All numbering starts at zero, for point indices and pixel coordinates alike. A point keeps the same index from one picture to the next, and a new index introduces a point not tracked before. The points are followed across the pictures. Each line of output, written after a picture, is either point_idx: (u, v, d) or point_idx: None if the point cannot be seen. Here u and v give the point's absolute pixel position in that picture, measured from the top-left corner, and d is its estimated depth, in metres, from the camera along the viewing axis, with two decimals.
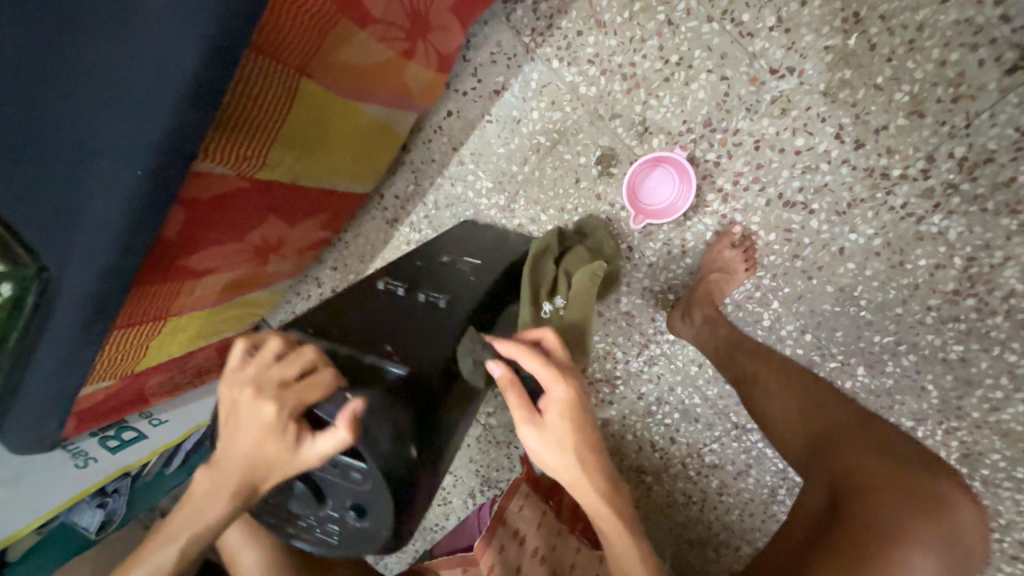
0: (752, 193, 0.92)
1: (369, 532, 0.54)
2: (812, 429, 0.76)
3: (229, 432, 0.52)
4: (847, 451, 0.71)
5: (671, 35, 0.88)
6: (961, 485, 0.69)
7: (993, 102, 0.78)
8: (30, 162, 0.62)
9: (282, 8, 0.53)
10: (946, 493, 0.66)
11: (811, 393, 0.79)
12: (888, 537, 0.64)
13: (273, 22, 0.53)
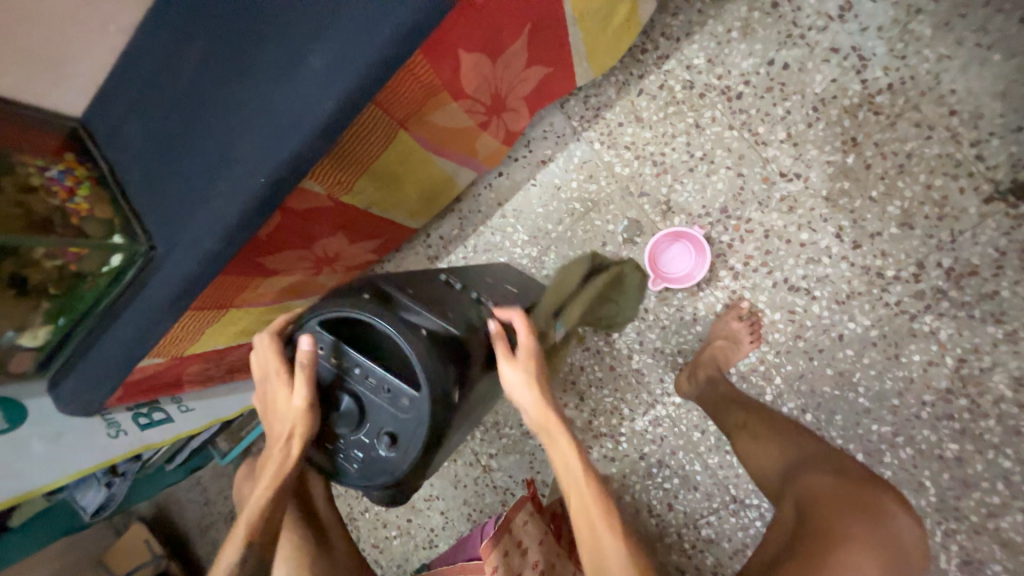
0: (761, 275, 1.02)
1: (394, 460, 0.61)
2: (786, 461, 0.80)
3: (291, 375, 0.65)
4: (813, 475, 0.74)
5: (697, 135, 1.04)
6: (898, 500, 0.72)
7: (974, 224, 0.90)
8: (175, 163, 0.77)
9: (403, 78, 0.69)
10: (886, 504, 0.70)
11: (788, 437, 0.83)
12: (844, 543, 0.64)
13: (394, 86, 0.69)
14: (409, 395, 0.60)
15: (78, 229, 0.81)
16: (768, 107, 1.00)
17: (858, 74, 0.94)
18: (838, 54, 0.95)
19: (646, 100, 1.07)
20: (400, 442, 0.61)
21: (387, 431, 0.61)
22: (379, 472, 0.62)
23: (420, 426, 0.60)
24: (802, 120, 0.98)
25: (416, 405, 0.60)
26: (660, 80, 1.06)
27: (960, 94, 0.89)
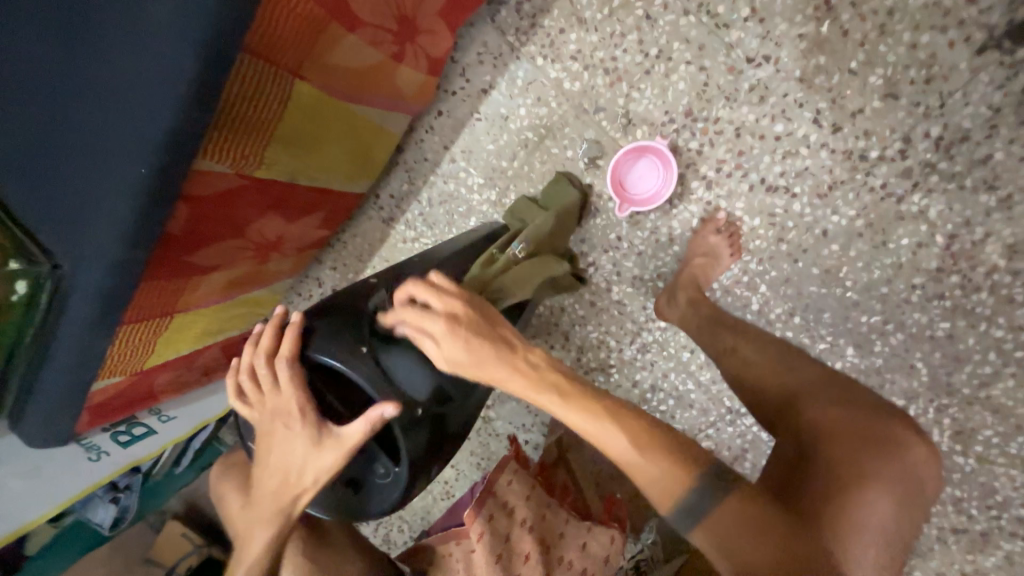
0: (736, 180, 0.94)
1: (362, 504, 0.66)
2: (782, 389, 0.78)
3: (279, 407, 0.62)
4: (811, 407, 0.74)
5: (650, 29, 0.91)
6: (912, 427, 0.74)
7: (965, 81, 0.80)
8: (45, 166, 0.66)
9: (276, 12, 0.57)
10: (897, 435, 0.71)
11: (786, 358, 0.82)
12: (849, 479, 0.66)
13: (269, 25, 0.58)
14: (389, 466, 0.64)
15: None
16: None
17: None
18: None
19: None
20: (365, 494, 0.66)
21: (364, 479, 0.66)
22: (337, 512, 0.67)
23: (393, 491, 0.63)
24: None
25: (395, 479, 0.63)
26: None
27: None
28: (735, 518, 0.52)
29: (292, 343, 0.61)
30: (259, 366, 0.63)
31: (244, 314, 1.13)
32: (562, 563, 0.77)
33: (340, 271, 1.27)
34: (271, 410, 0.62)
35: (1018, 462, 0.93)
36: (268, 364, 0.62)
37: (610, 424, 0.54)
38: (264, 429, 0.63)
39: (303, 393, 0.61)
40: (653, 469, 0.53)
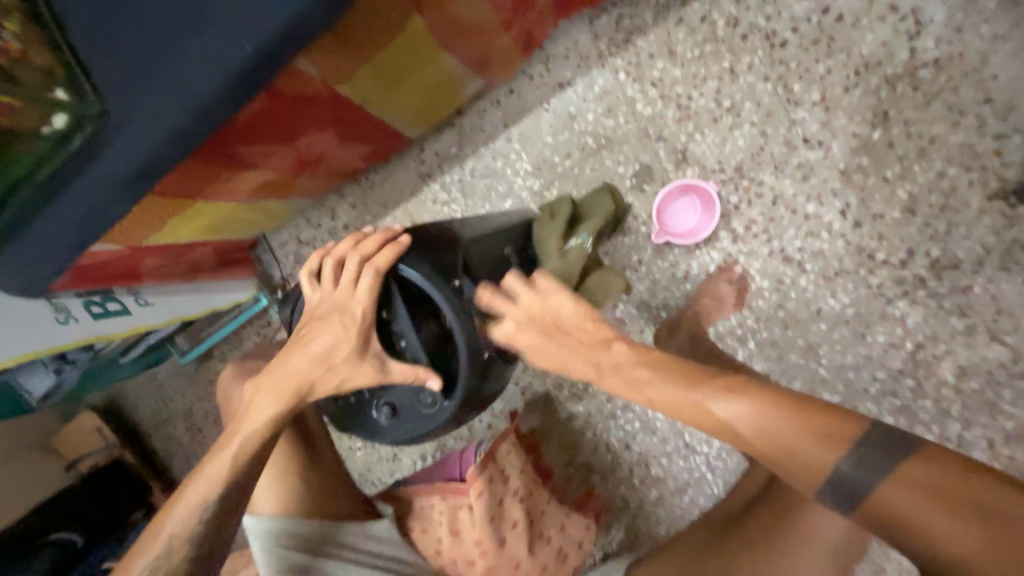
0: (759, 241, 1.02)
1: (392, 426, 0.68)
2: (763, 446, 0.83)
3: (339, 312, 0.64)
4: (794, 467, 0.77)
5: (729, 82, 0.97)
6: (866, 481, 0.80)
7: (971, 219, 0.91)
8: (131, 11, 0.63)
9: None
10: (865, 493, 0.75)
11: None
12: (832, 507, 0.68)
13: None
14: (433, 400, 0.66)
15: (10, 74, 0.67)
16: (809, 63, 0.93)
17: (909, 41, 0.89)
18: (895, 14, 0.88)
19: (684, 33, 0.98)
20: (396, 419, 0.68)
21: (393, 404, 0.68)
22: (366, 424, 0.70)
23: (430, 423, 0.66)
24: (840, 83, 0.93)
25: (435, 413, 0.66)
26: (703, 11, 0.96)
27: (1001, 81, 0.86)
28: (959, 529, 0.46)
29: (386, 259, 0.63)
30: (345, 262, 0.64)
31: (254, 220, 1.10)
32: (542, 538, 0.81)
33: (358, 211, 1.25)
34: (332, 304, 0.65)
35: None
36: (354, 265, 0.64)
37: (815, 425, 0.53)
38: (316, 316, 0.65)
39: (371, 306, 0.64)
40: (870, 477, 0.51)
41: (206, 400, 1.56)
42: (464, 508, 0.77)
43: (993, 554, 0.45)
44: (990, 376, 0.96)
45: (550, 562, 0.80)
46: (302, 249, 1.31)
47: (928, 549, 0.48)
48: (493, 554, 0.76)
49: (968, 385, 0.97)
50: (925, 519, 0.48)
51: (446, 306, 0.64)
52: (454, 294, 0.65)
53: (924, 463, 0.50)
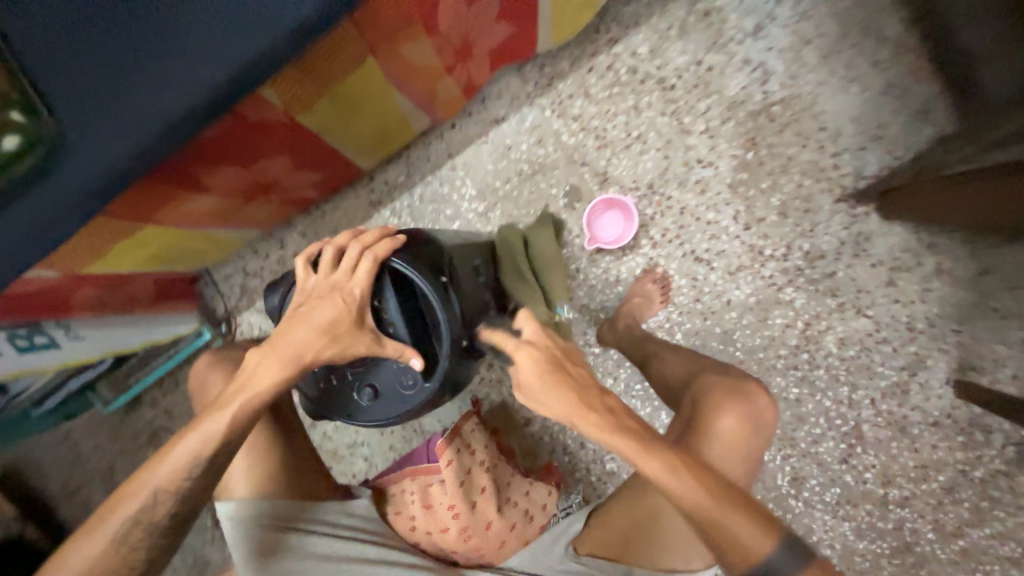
0: (673, 246, 1.20)
1: (372, 406, 0.72)
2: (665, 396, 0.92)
3: (328, 295, 0.67)
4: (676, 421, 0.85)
5: (635, 116, 1.17)
6: (762, 386, 0.83)
7: (827, 218, 1.15)
8: (92, 42, 0.67)
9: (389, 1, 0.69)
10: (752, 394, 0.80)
11: (694, 360, 0.92)
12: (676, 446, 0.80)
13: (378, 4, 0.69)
14: (414, 382, 0.70)
15: None
16: (693, 101, 1.16)
17: (762, 84, 1.14)
18: (750, 65, 1.14)
19: (595, 77, 1.18)
20: (378, 402, 0.71)
21: (375, 385, 0.71)
22: (346, 407, 0.73)
23: (412, 404, 0.70)
24: (718, 117, 1.16)
25: (417, 394, 0.70)
26: (608, 61, 1.17)
27: (829, 114, 1.13)
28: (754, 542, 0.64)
29: (385, 249, 0.69)
30: (347, 248, 0.69)
31: (200, 251, 1.10)
32: (509, 503, 0.86)
33: (309, 238, 1.29)
34: (328, 286, 0.69)
35: (829, 508, 1.24)
36: (353, 253, 0.69)
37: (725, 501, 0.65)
38: (309, 298, 0.69)
39: (366, 289, 0.69)
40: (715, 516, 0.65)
41: (133, 453, 1.42)
42: (435, 483, 0.81)
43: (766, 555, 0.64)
44: (861, 344, 1.18)
45: (517, 522, 0.84)
46: (249, 280, 1.32)
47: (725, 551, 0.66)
48: (466, 516, 0.79)
49: (847, 353, 1.19)
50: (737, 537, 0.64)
51: (433, 292, 0.69)
52: (441, 285, 0.71)
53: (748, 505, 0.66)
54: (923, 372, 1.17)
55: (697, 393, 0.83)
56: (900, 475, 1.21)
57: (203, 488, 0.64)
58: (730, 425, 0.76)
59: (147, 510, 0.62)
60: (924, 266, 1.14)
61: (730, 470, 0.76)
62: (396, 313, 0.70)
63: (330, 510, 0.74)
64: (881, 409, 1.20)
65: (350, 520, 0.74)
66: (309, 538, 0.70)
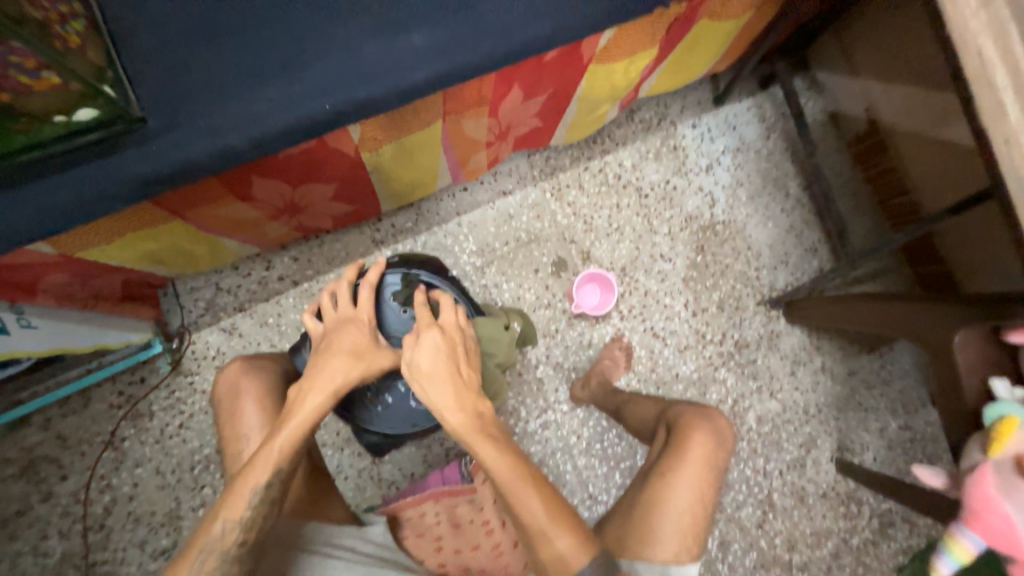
0: (636, 321, 1.41)
1: (429, 407, 0.87)
2: (644, 431, 1.02)
3: (337, 327, 0.77)
4: (647, 451, 0.93)
5: (617, 211, 1.44)
6: (718, 411, 0.93)
7: (751, 316, 1.46)
8: (207, 53, 0.73)
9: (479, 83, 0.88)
10: (713, 421, 0.90)
11: (658, 402, 1.04)
12: (645, 471, 0.88)
13: (469, 83, 0.86)
14: None
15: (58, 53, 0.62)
16: (660, 208, 1.46)
17: (710, 207, 1.48)
18: (702, 190, 1.48)
19: (589, 175, 1.44)
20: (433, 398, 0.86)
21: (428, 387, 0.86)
22: (403, 418, 0.87)
23: None
24: (677, 224, 1.46)
25: None
26: (600, 165, 1.44)
27: (753, 238, 1.49)
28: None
29: (376, 274, 0.80)
30: (344, 288, 0.79)
31: (196, 259, 1.07)
32: None
33: (300, 264, 1.27)
34: (340, 318, 0.77)
35: (747, 572, 1.40)
36: (349, 285, 0.80)
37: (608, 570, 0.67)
38: (328, 331, 0.76)
39: (373, 313, 0.80)
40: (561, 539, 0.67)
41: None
42: (464, 503, 0.81)
43: None
44: (773, 422, 1.44)
45: None
46: (220, 295, 1.24)
47: None
48: (499, 531, 0.80)
49: (763, 428, 1.44)
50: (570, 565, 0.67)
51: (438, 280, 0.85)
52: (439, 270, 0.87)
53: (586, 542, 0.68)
54: (815, 450, 1.45)
55: (670, 420, 0.94)
56: (801, 541, 1.42)
57: (255, 515, 0.65)
58: (700, 438, 0.86)
59: (203, 558, 0.62)
60: (814, 363, 1.48)
61: (704, 478, 0.84)
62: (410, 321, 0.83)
63: (350, 534, 0.75)
64: (787, 480, 1.44)
65: (369, 549, 0.75)
66: (329, 560, 0.71)
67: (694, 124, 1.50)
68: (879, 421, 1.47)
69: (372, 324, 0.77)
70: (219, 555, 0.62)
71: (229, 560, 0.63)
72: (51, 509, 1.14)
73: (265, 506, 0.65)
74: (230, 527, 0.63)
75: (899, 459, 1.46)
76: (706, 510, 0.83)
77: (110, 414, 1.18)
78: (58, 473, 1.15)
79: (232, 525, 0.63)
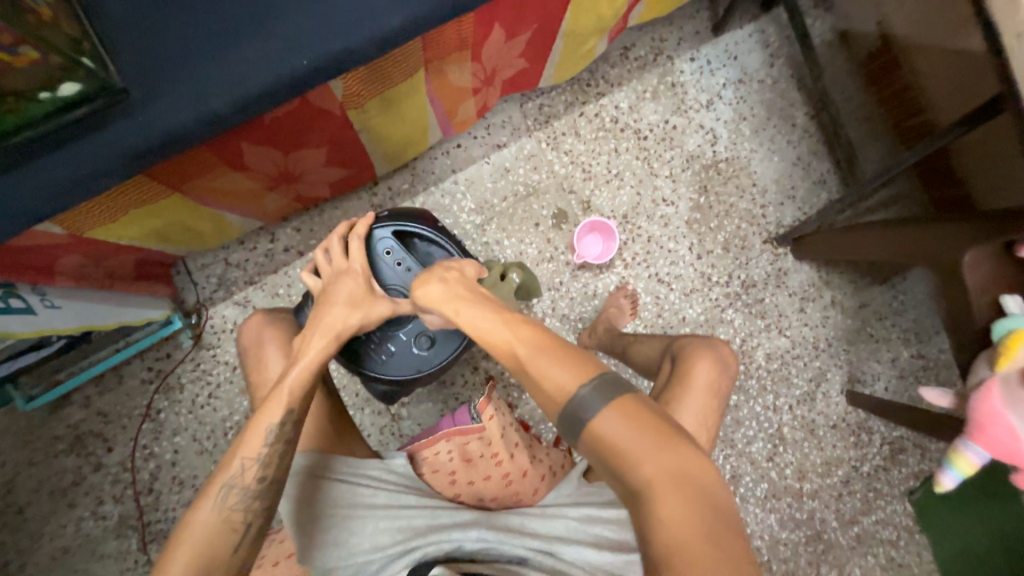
0: (641, 268, 1.40)
1: (433, 354, 0.92)
2: (649, 368, 1.04)
3: (333, 280, 0.80)
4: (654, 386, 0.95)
5: (615, 157, 1.40)
6: (721, 342, 0.95)
7: (758, 255, 1.44)
8: (177, 17, 0.72)
9: (457, 26, 0.85)
10: (717, 351, 0.92)
11: (661, 338, 1.06)
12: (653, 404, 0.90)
13: (448, 28, 0.85)
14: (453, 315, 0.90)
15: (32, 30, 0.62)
16: (660, 150, 1.42)
17: (712, 145, 1.43)
18: (703, 129, 1.43)
19: (585, 121, 1.40)
20: (436, 346, 0.91)
21: (430, 336, 0.91)
22: (410, 365, 0.91)
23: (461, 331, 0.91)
24: (679, 165, 1.42)
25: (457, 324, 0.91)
26: (596, 110, 1.40)
27: (759, 174, 1.45)
28: (641, 438, 0.58)
29: (365, 227, 0.84)
30: (335, 243, 0.83)
31: (200, 236, 1.09)
32: (541, 454, 0.90)
33: (303, 234, 1.29)
34: (336, 271, 0.81)
35: (760, 503, 1.45)
36: (342, 240, 0.83)
37: (663, 442, 0.58)
38: (327, 285, 0.80)
39: (366, 265, 0.83)
40: (596, 405, 0.59)
41: (49, 461, 1.23)
42: (474, 440, 0.85)
43: (659, 455, 0.57)
44: (782, 359, 1.45)
45: (547, 474, 0.87)
46: (230, 271, 1.27)
47: (627, 459, 0.57)
48: (507, 462, 0.84)
49: (772, 365, 1.45)
50: (617, 436, 0.58)
51: (429, 231, 0.89)
52: (432, 225, 0.90)
53: (629, 399, 0.60)
54: (825, 384, 1.46)
55: (674, 351, 0.96)
56: (811, 471, 1.46)
57: (271, 452, 0.69)
58: (704, 365, 0.89)
59: (233, 492, 0.66)
60: (824, 298, 1.46)
61: (708, 402, 0.87)
62: (404, 274, 0.88)
63: (373, 466, 0.82)
64: (797, 414, 1.46)
65: (392, 478, 0.83)
66: (358, 487, 0.79)
67: (692, 58, 1.43)
68: (891, 351, 1.47)
69: (364, 274, 0.81)
70: (241, 489, 0.67)
71: (250, 494, 0.67)
72: (103, 477, 1.23)
73: (288, 451, 0.69)
74: (243, 464, 0.68)
75: (911, 387, 1.46)
76: (709, 433, 0.86)
77: (144, 389, 1.25)
78: (104, 445, 1.24)
79: (251, 461, 0.68)
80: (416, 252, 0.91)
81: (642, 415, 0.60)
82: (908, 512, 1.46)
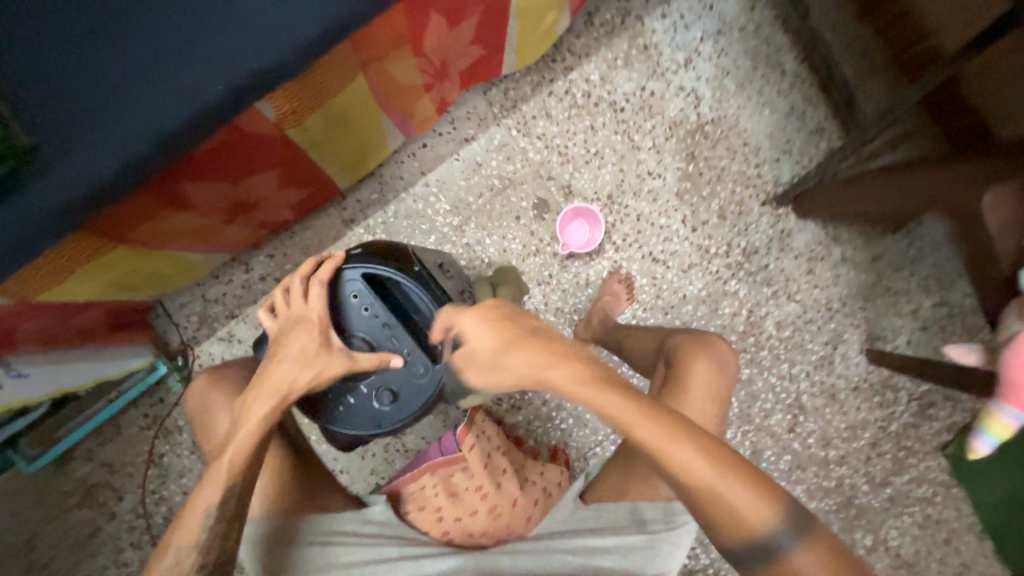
0: (633, 249, 1.33)
1: (396, 409, 0.82)
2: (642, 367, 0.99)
3: (290, 328, 0.76)
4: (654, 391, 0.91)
5: (593, 135, 1.31)
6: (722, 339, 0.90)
7: (757, 219, 1.35)
8: (75, 57, 0.66)
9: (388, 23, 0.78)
10: (723, 351, 0.87)
11: (653, 334, 1.00)
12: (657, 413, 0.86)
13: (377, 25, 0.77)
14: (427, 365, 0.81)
15: None
16: (641, 120, 1.32)
17: (695, 108, 1.33)
18: (684, 91, 1.32)
19: (555, 101, 1.30)
20: (399, 401, 0.82)
21: (393, 391, 0.81)
22: (370, 420, 0.83)
23: (428, 388, 0.81)
24: (662, 134, 1.33)
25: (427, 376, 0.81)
26: (565, 86, 1.30)
27: (749, 131, 1.34)
28: (755, 500, 0.61)
29: (327, 270, 0.78)
30: (292, 285, 0.79)
31: (165, 279, 1.05)
32: (531, 480, 0.89)
33: (277, 260, 1.25)
34: (291, 317, 0.77)
35: (784, 476, 1.39)
36: (301, 282, 0.79)
37: (773, 498, 0.61)
38: (281, 332, 0.77)
39: (325, 311, 0.78)
40: (714, 476, 0.61)
41: (63, 517, 1.23)
42: (457, 472, 0.85)
43: (773, 512, 0.61)
44: (794, 326, 1.38)
45: (541, 498, 0.87)
46: (210, 307, 1.24)
47: (747, 524, 0.61)
48: (493, 495, 0.83)
49: (784, 333, 1.38)
50: (738, 503, 0.61)
51: (402, 278, 0.82)
52: (406, 270, 0.83)
53: (739, 463, 0.62)
54: (842, 345, 1.38)
55: (669, 351, 0.90)
56: (836, 437, 1.40)
57: None
58: (701, 366, 0.83)
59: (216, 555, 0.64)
60: (833, 256, 1.37)
61: (710, 408, 0.82)
62: (369, 320, 0.80)
63: (348, 519, 0.82)
64: (815, 380, 1.39)
65: (369, 527, 0.82)
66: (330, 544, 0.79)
67: (664, 14, 1.31)
68: (911, 302, 1.37)
69: (322, 324, 0.76)
70: None
71: None
72: (119, 526, 1.24)
73: None
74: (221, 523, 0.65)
75: (935, 337, 1.37)
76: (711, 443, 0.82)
77: (144, 435, 1.25)
78: (114, 494, 1.24)
79: None
80: (387, 295, 0.84)
81: (751, 474, 0.62)
82: (942, 467, 1.39)
